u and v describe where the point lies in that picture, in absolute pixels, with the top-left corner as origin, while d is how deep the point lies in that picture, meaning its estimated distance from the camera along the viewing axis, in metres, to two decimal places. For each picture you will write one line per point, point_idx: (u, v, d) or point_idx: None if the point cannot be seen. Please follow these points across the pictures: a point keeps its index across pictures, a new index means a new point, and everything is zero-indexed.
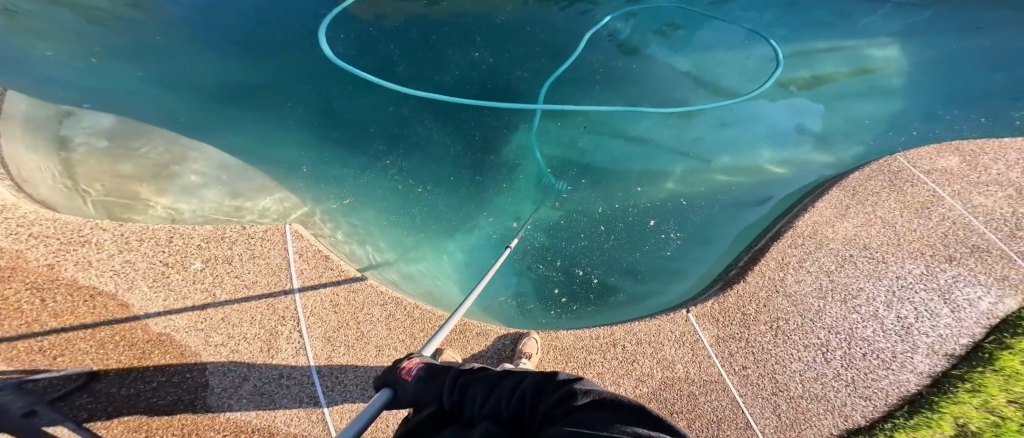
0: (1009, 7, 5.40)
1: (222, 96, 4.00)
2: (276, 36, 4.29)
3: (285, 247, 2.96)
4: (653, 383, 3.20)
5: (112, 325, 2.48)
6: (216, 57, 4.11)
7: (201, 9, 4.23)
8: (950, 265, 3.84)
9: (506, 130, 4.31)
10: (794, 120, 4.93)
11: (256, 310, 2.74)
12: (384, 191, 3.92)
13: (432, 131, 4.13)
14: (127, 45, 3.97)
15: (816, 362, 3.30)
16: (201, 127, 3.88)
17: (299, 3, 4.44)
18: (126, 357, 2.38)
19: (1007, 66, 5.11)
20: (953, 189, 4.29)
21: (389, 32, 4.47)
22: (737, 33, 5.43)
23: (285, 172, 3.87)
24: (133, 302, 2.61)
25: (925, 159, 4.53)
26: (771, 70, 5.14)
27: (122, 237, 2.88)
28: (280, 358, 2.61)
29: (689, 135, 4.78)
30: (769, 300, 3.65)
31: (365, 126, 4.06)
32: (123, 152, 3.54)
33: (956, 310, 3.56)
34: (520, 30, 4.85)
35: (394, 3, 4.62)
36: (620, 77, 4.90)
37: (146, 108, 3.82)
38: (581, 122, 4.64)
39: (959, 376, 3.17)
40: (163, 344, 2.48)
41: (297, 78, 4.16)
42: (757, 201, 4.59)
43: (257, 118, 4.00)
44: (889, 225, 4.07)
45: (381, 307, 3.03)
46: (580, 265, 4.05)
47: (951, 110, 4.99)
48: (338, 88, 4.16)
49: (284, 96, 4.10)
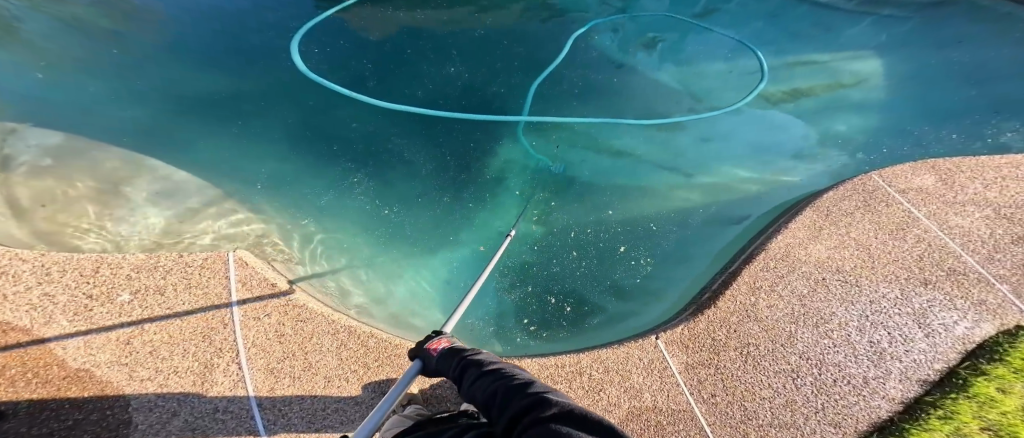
0: (948, 35, 6.28)
1: (190, 116, 4.21)
2: (255, 59, 4.76)
3: (227, 276, 2.85)
4: (621, 413, 2.98)
5: (21, 362, 2.16)
6: (198, 78, 4.53)
7: (189, 41, 4.80)
8: (925, 289, 3.83)
9: (479, 143, 4.56)
10: (769, 142, 5.17)
11: (190, 342, 2.49)
12: (350, 215, 3.86)
13: (406, 148, 4.35)
14: (103, 71, 4.32)
15: (786, 388, 3.16)
16: (159, 143, 3.95)
17: (279, 29, 5.04)
18: (43, 392, 2.06)
19: (971, 85, 5.67)
20: (928, 209, 4.41)
21: (362, 49, 4.97)
22: (717, 47, 6.06)
23: (240, 186, 3.82)
24: (48, 337, 2.30)
25: (899, 178, 4.69)
26: (756, 80, 5.65)
27: (44, 267, 2.57)
28: (216, 391, 2.31)
29: (670, 149, 5.04)
30: (739, 326, 3.56)
31: (345, 143, 4.27)
32: (73, 175, 3.39)
33: (931, 335, 3.50)
34: (497, 46, 5.43)
35: (375, 25, 5.25)
36: (596, 96, 5.24)
37: (104, 133, 3.86)
38: (558, 141, 4.87)
39: (931, 403, 3.02)
40: (81, 380, 2.16)
41: (275, 96, 4.48)
42: (734, 220, 4.63)
43: (232, 135, 4.16)
44: (862, 247, 4.12)
45: (333, 336, 2.76)
46: (553, 292, 3.91)
47: (909, 130, 5.30)
48: (325, 104, 4.49)
49: (267, 113, 4.37)
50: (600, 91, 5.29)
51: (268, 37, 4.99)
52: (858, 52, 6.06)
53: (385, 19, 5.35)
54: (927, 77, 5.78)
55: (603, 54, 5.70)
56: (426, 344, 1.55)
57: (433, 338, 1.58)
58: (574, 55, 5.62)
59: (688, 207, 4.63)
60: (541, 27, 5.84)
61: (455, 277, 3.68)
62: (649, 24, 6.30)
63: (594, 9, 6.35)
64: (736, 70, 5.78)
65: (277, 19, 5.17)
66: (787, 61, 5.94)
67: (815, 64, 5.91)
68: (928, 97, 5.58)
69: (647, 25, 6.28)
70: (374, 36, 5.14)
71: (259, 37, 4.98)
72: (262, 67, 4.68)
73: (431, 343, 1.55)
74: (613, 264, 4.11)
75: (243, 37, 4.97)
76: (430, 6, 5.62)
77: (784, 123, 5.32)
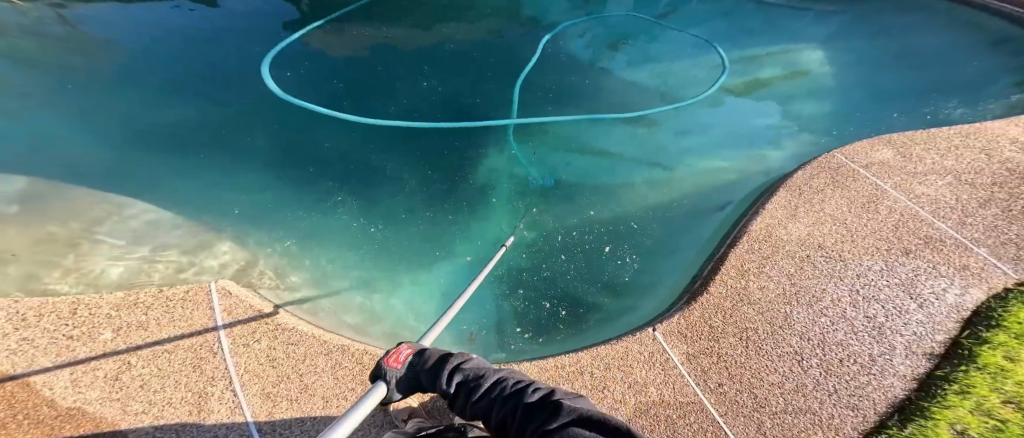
0: (882, 25, 6.84)
1: (171, 156, 4.23)
2: (231, 93, 4.87)
3: (211, 307, 2.75)
4: (627, 410, 2.94)
5: (7, 404, 2.09)
6: (173, 115, 4.58)
7: (164, 83, 4.89)
8: (907, 259, 3.95)
9: (458, 156, 4.65)
10: (737, 131, 5.40)
11: (181, 372, 2.40)
12: (338, 235, 3.88)
13: (387, 167, 4.43)
14: (77, 120, 4.37)
15: (794, 372, 3.17)
16: (134, 185, 3.92)
17: (254, 65, 5.19)
18: (35, 433, 1.99)
19: (909, 69, 6.14)
20: (894, 181, 4.62)
21: (337, 75, 5.13)
22: (677, 48, 6.43)
23: (220, 218, 3.80)
24: (30, 378, 2.21)
25: (860, 154, 4.93)
26: (719, 74, 6.01)
27: (20, 314, 2.49)
28: (213, 419, 2.23)
29: (650, 145, 5.19)
30: (734, 310, 3.59)
31: (325, 167, 4.33)
32: (51, 220, 3.30)
33: (924, 305, 3.58)
34: (468, 62, 5.65)
35: (348, 53, 5.44)
36: (568, 100, 5.41)
37: (86, 180, 3.86)
38: (537, 146, 4.98)
39: (943, 377, 3.02)
40: (74, 417, 2.09)
41: (253, 129, 4.57)
42: (716, 206, 4.73)
43: (212, 169, 4.20)
44: (840, 222, 4.26)
45: (326, 357, 2.68)
46: (547, 296, 3.88)
47: (862, 112, 5.64)
48: (304, 132, 4.59)
49: (247, 143, 4.45)
50: (570, 96, 5.49)
51: (243, 71, 5.13)
52: (804, 45, 6.52)
53: (356, 42, 5.59)
54: (869, 65, 6.24)
55: (569, 62, 5.96)
56: (382, 365, 1.55)
57: (384, 356, 1.59)
58: (543, 64, 5.86)
59: (669, 199, 4.71)
60: (509, 41, 6.10)
61: (449, 288, 3.67)
62: (608, 29, 6.66)
63: (556, 20, 6.67)
64: (696, 66, 6.12)
65: (251, 55, 5.33)
66: (743, 55, 6.33)
67: (766, 57, 6.31)
68: (873, 82, 6.00)
69: (610, 31, 6.65)
70: (347, 62, 5.34)
71: (234, 72, 5.11)
72: (239, 102, 4.79)
73: (387, 360, 1.58)
74: (602, 262, 4.13)
75: (217, 74, 5.08)
76: (398, 29, 5.85)
77: (748, 113, 5.59)
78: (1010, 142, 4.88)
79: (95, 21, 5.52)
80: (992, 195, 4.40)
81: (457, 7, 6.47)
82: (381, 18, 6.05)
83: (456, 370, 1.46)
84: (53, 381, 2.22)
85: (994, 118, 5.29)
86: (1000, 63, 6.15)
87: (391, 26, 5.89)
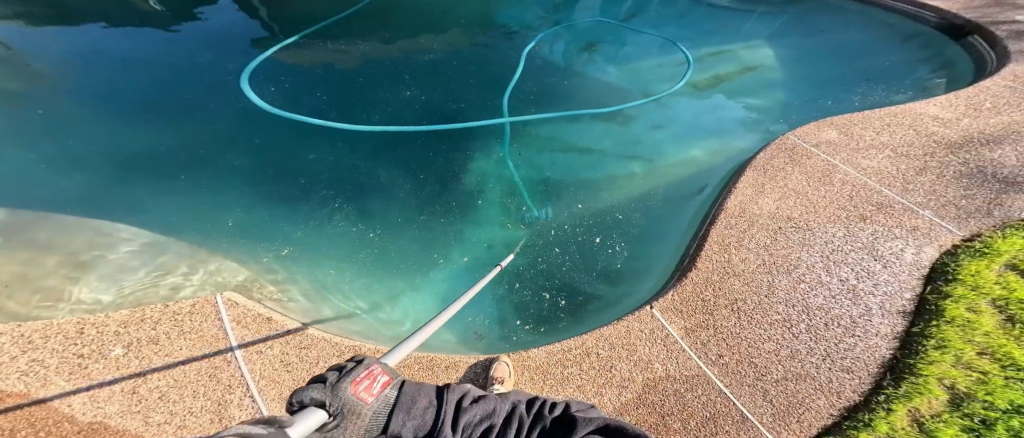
0: (811, 27, 7.72)
1: (153, 175, 4.11)
2: (207, 107, 4.78)
3: (220, 319, 2.73)
4: (636, 387, 3.10)
5: (29, 420, 2.07)
6: (148, 132, 4.46)
7: (134, 101, 4.76)
8: (865, 223, 4.36)
9: (446, 159, 4.78)
10: (701, 124, 5.86)
11: (198, 382, 2.39)
12: (335, 241, 3.88)
13: (378, 174, 4.46)
14: (41, 141, 4.17)
15: (786, 339, 3.42)
16: (113, 207, 3.78)
17: (230, 79, 5.13)
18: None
19: (838, 63, 6.92)
20: (842, 157, 5.12)
21: (318, 87, 5.16)
22: (641, 51, 7.00)
23: (209, 233, 3.71)
24: (47, 395, 2.18)
25: (810, 135, 5.45)
26: (684, 70, 6.61)
27: (25, 337, 2.41)
28: (235, 426, 2.23)
29: (627, 139, 5.55)
30: (722, 283, 3.83)
31: (313, 177, 4.31)
32: (35, 244, 3.14)
33: (887, 265, 3.96)
34: (446, 69, 5.84)
35: (328, 66, 5.51)
36: (544, 104, 5.70)
37: (66, 206, 3.71)
38: (520, 148, 5.18)
39: (921, 334, 3.33)
40: (98, 431, 2.10)
41: (234, 141, 4.49)
42: (691, 192, 5.07)
43: (195, 183, 4.09)
44: (802, 195, 4.65)
45: (339, 358, 2.67)
46: (545, 287, 3.99)
47: (806, 100, 6.27)
48: (288, 144, 4.56)
49: (227, 158, 4.34)
50: (546, 99, 5.78)
51: (217, 86, 5.04)
52: (748, 46, 7.24)
53: (333, 56, 5.65)
54: (805, 61, 6.99)
55: (542, 68, 6.29)
56: (350, 391, 1.09)
57: (355, 378, 1.13)
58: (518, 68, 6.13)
59: (648, 190, 5.00)
60: (484, 49, 6.37)
61: (451, 291, 3.72)
62: (577, 36, 7.18)
63: (524, 30, 7.04)
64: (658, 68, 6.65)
65: (226, 70, 5.27)
66: (699, 55, 6.96)
67: (718, 58, 6.93)
68: (811, 76, 6.71)
69: (579, 38, 7.15)
70: (324, 75, 5.36)
71: (209, 87, 5.03)
72: (216, 114, 4.69)
73: (355, 384, 1.12)
74: (594, 252, 4.30)
75: (191, 89, 4.99)
76: (374, 43, 6.01)
77: (707, 107, 6.10)
78: (932, 119, 5.50)
79: (55, 43, 5.32)
80: (926, 164, 4.92)
81: (429, 22, 6.70)
82: (356, 33, 6.19)
83: (463, 410, 1.38)
84: (71, 397, 2.20)
85: (914, 101, 5.99)
86: (911, 57, 7.03)
87: (367, 42, 6.00)
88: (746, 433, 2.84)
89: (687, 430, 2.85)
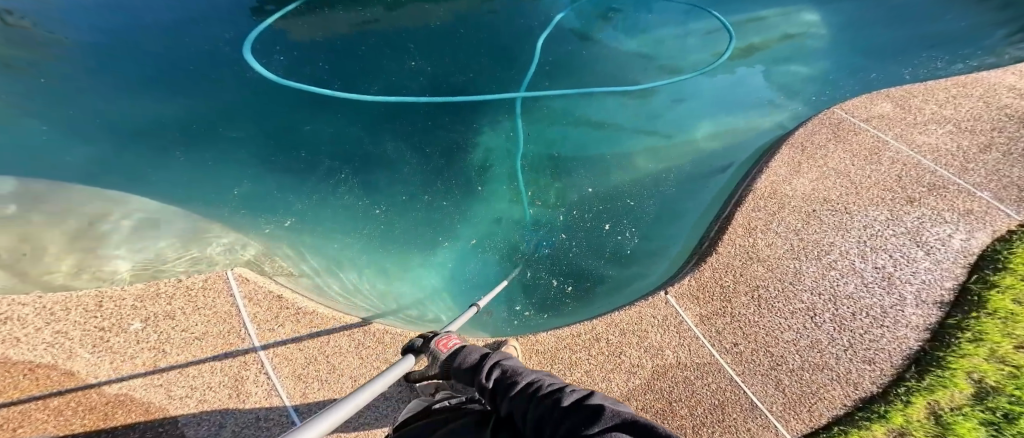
0: None
1: (150, 146, 3.92)
2: (203, 68, 4.50)
3: (232, 295, 2.80)
4: (645, 373, 3.06)
5: (64, 391, 2.20)
6: (146, 94, 4.25)
7: (132, 59, 4.51)
8: (912, 207, 3.98)
9: (444, 130, 4.34)
10: (729, 99, 5.03)
11: (216, 359, 2.51)
12: (338, 215, 3.74)
13: (382, 143, 4.14)
14: (42, 103, 4.02)
15: (807, 328, 3.27)
16: (122, 173, 3.72)
17: (225, 36, 4.79)
18: (92, 418, 2.13)
19: (904, 20, 5.99)
20: (894, 132, 4.58)
21: (316, 45, 4.72)
22: (674, 12, 5.94)
23: (214, 202, 3.64)
24: (76, 368, 2.31)
25: (860, 109, 4.85)
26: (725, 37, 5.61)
27: (48, 308, 2.50)
28: (253, 401, 2.39)
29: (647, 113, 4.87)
30: (745, 268, 3.63)
31: (313, 145, 4.04)
32: (46, 211, 3.12)
33: (931, 252, 3.64)
34: (458, 27, 5.18)
35: (325, 21, 5.00)
36: (562, 71, 5.06)
37: (71, 175, 3.61)
38: (528, 124, 4.67)
39: (956, 326, 3.14)
40: (124, 403, 2.23)
41: (232, 103, 4.24)
42: (718, 170, 4.62)
43: (196, 149, 3.94)
44: (842, 175, 4.25)
45: (348, 337, 2.77)
46: (551, 273, 3.77)
47: (862, 66, 5.49)
48: (284, 111, 4.23)
49: (222, 128, 4.07)
50: (563, 64, 5.15)
51: (209, 50, 4.65)
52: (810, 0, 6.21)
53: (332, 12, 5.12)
54: (867, 16, 6.03)
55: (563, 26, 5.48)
56: (433, 344, 1.53)
57: (438, 337, 1.55)
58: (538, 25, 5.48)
59: (660, 171, 4.47)
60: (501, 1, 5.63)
61: (460, 270, 3.71)
62: None
63: None
64: (697, 28, 5.72)
65: (219, 27, 4.89)
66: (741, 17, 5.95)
67: (768, 15, 5.97)
68: (872, 37, 5.80)
69: None
70: (323, 37, 4.83)
71: (205, 44, 4.71)
72: (213, 75, 4.42)
73: (439, 341, 1.54)
74: (601, 244, 3.95)
75: (186, 47, 4.66)
76: None
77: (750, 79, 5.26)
78: (1007, 89, 4.82)
79: None
80: (993, 140, 4.38)
81: None
82: None
83: (497, 365, 1.25)
84: (98, 370, 2.32)
85: (986, 69, 5.25)
86: (992, 14, 6.03)
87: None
88: (753, 421, 2.79)
89: (694, 417, 2.82)
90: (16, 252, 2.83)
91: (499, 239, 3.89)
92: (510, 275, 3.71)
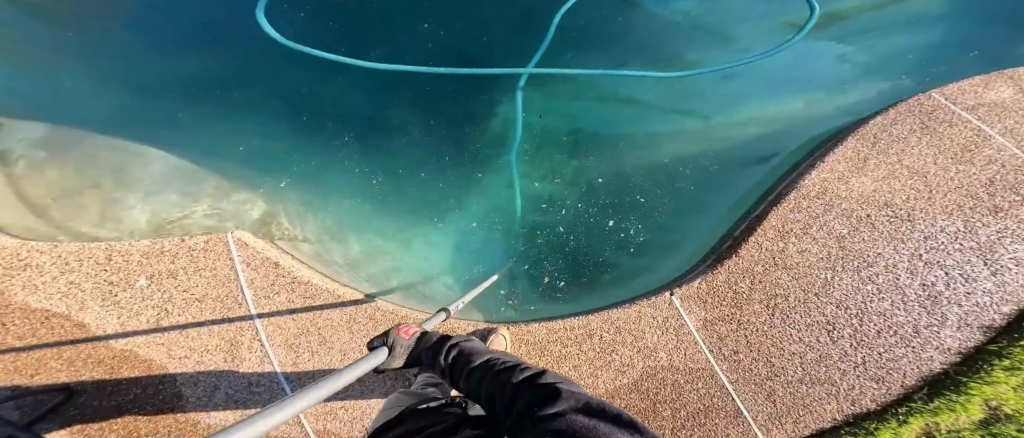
0: None
1: (126, 65, 3.39)
2: None
3: (231, 258, 2.86)
4: (633, 373, 3.03)
5: (77, 344, 2.49)
6: None
7: None
8: (995, 218, 3.33)
9: (454, 87, 3.76)
10: (795, 77, 3.98)
11: (213, 322, 2.68)
12: (336, 177, 3.54)
13: (382, 95, 3.63)
14: None
15: (820, 342, 3.06)
16: (111, 98, 3.35)
17: None
18: (99, 371, 2.44)
19: None
20: (1003, 126, 3.64)
21: None
22: None
23: (209, 146, 3.43)
24: (88, 320, 2.57)
25: (968, 93, 3.82)
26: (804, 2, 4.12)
27: (62, 258, 2.67)
28: (247, 366, 2.60)
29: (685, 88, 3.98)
30: (766, 275, 3.28)
31: (297, 87, 3.55)
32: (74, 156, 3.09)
33: (999, 273, 3.15)
34: None
35: None
36: (608, 9, 4.02)
37: (50, 92, 3.25)
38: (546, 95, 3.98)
39: (995, 352, 2.90)
40: (128, 358, 2.52)
41: (198, 19, 3.52)
42: (761, 158, 3.93)
43: (173, 72, 3.45)
44: (917, 176, 3.49)
45: (340, 308, 2.85)
46: (546, 267, 3.58)
47: (996, 28, 4.22)
48: (259, 39, 3.54)
49: (195, 53, 3.49)
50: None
51: None
52: None
53: None
54: None
55: None
56: (393, 331, 1.49)
57: (400, 326, 1.52)
58: None
59: (698, 149, 3.89)
60: None
61: (462, 245, 3.62)
62: None
63: None
64: None
65: None
66: None
67: None
68: None
69: None
70: None
71: None
72: None
73: (399, 329, 1.51)
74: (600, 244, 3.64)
75: None
76: None
77: (854, 51, 4.08)
78: None
79: None
80: None
81: None
82: None
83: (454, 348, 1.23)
84: (107, 324, 2.59)
85: None
86: None
87: None
88: (733, 428, 2.88)
89: (675, 419, 2.90)
90: (43, 195, 2.92)
91: (502, 217, 3.67)
92: (506, 259, 3.58)
